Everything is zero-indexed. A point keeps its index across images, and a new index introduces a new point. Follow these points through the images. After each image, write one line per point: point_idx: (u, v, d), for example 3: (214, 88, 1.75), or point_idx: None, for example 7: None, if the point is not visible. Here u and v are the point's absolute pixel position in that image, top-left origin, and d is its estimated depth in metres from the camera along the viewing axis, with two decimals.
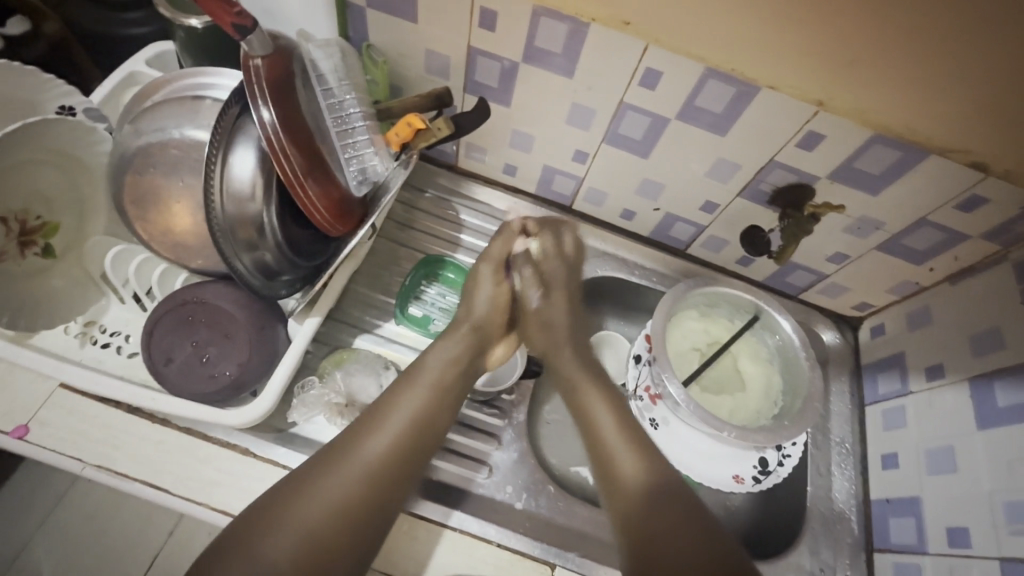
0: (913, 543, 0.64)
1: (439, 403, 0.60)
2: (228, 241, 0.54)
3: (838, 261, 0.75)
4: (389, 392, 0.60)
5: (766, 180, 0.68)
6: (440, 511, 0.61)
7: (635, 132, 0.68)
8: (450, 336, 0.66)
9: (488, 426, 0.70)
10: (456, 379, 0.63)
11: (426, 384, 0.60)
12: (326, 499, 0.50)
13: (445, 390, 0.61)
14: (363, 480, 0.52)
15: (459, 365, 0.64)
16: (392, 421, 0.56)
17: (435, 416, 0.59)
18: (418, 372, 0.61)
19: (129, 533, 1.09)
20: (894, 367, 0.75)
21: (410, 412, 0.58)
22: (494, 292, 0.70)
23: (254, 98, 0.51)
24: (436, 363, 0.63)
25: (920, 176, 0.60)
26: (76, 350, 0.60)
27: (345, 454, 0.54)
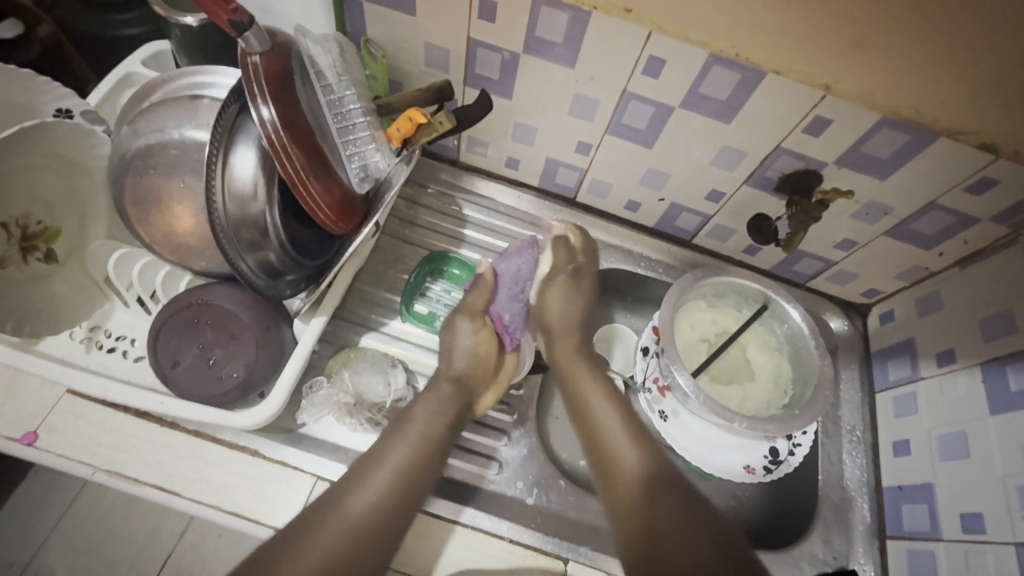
0: (926, 530, 0.64)
1: (429, 453, 0.58)
2: (231, 242, 0.53)
3: (846, 248, 0.75)
4: (378, 445, 0.58)
5: (772, 167, 0.67)
6: (456, 510, 0.61)
7: (638, 122, 0.67)
8: (436, 388, 0.64)
9: (497, 422, 0.70)
10: (444, 431, 0.61)
11: (414, 437, 0.59)
12: (310, 560, 0.48)
13: (433, 439, 0.59)
14: (350, 535, 0.50)
15: (443, 418, 0.62)
16: (382, 473, 0.55)
17: (430, 461, 0.58)
18: (407, 423, 0.60)
19: (141, 535, 1.09)
20: (903, 353, 0.75)
21: (400, 464, 0.56)
22: (474, 342, 0.67)
23: (253, 95, 0.50)
24: (425, 414, 0.61)
25: (929, 159, 0.59)
26: (82, 356, 0.60)
27: (334, 509, 0.52)
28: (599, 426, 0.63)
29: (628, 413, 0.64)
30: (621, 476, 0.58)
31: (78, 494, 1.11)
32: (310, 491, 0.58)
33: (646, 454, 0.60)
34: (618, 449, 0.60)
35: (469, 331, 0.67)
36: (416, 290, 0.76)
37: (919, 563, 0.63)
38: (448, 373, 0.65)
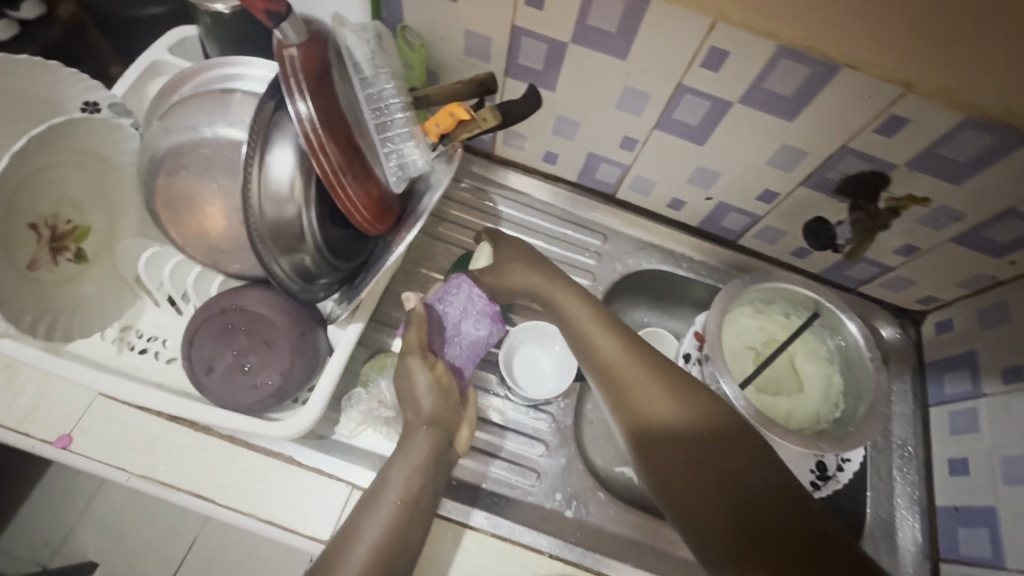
0: (986, 556, 0.60)
1: (411, 521, 0.51)
2: (267, 245, 0.51)
3: (906, 253, 0.70)
4: (353, 519, 0.51)
5: (835, 168, 0.62)
6: (466, 512, 0.60)
7: (691, 117, 0.63)
8: (414, 438, 0.57)
9: (532, 429, 0.68)
10: (425, 491, 0.54)
11: (392, 505, 0.51)
12: None
13: (416, 502, 0.53)
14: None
15: (426, 470, 0.55)
16: (358, 554, 0.48)
17: (413, 528, 0.51)
18: (383, 489, 0.53)
19: (169, 519, 1.10)
20: (962, 366, 0.71)
21: (379, 540, 0.49)
22: (433, 376, 0.60)
23: (291, 90, 0.47)
24: (401, 475, 0.54)
25: (1013, 163, 0.54)
26: (114, 357, 0.59)
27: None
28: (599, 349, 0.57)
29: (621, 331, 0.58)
30: (634, 411, 0.53)
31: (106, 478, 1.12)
32: (347, 500, 0.57)
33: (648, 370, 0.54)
34: (646, 399, 0.52)
35: (427, 366, 0.60)
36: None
37: None
38: (416, 418, 0.58)
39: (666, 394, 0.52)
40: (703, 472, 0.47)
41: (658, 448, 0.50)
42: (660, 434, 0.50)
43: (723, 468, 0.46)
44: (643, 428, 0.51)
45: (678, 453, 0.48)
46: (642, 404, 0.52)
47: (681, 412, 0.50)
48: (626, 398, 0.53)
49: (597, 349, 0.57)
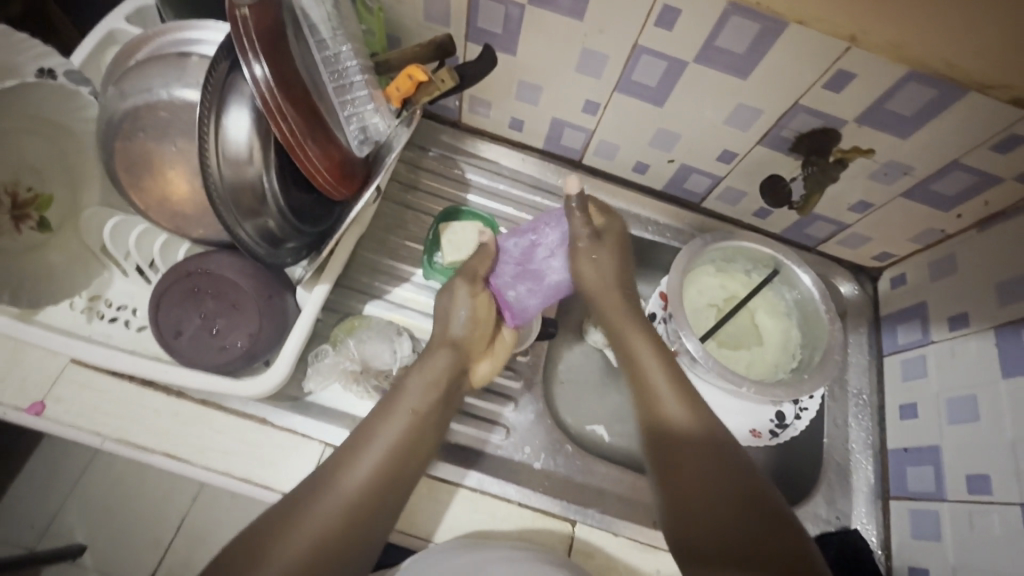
0: (931, 491, 0.64)
1: (422, 429, 0.57)
2: (229, 209, 0.52)
3: (861, 210, 0.73)
4: (371, 418, 0.57)
5: (788, 126, 0.64)
6: (463, 474, 0.61)
7: (650, 78, 0.64)
8: (434, 355, 0.62)
9: (508, 389, 0.70)
10: (438, 406, 0.59)
11: (407, 414, 0.57)
12: (296, 545, 0.48)
13: (429, 416, 0.58)
14: (344, 516, 0.51)
15: (444, 386, 0.60)
16: (375, 450, 0.54)
17: (421, 438, 0.57)
18: (399, 397, 0.58)
19: (155, 496, 1.12)
20: (914, 317, 0.74)
21: (392, 441, 0.55)
22: (473, 306, 0.65)
23: (244, 52, 0.48)
24: (418, 387, 0.59)
25: (955, 116, 0.57)
26: (84, 326, 0.59)
27: (322, 487, 0.52)
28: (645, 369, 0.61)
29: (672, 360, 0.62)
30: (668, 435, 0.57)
31: (91, 460, 1.13)
32: (320, 457, 0.59)
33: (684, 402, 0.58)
34: (669, 411, 0.58)
35: (468, 294, 0.65)
36: (436, 242, 0.74)
37: (922, 523, 0.64)
38: (447, 339, 0.63)
39: (687, 410, 0.58)
40: (716, 491, 0.52)
41: (669, 463, 0.56)
42: (680, 451, 0.56)
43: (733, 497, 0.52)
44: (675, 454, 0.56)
45: (699, 472, 0.54)
46: (671, 419, 0.57)
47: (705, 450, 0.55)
48: (651, 407, 0.59)
49: (638, 365, 0.62)
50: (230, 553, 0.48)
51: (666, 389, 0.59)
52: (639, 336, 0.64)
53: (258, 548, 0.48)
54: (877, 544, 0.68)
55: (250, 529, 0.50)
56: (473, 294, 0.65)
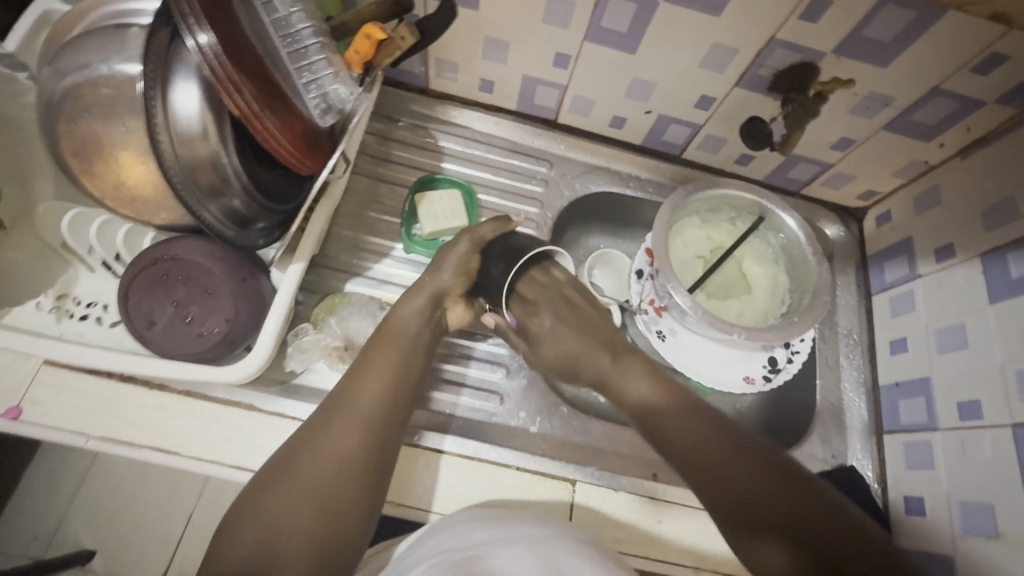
0: (923, 422, 0.65)
1: (415, 350, 0.60)
2: (189, 190, 0.50)
3: (843, 147, 0.71)
4: (367, 350, 0.59)
5: (765, 64, 0.62)
6: (441, 440, 0.61)
7: (620, 23, 0.61)
8: (416, 288, 0.63)
9: (473, 351, 0.70)
10: (427, 332, 0.62)
11: (400, 338, 0.60)
12: (318, 469, 0.50)
13: (418, 341, 0.61)
14: (358, 435, 0.52)
15: (426, 315, 0.62)
16: (374, 377, 0.56)
17: (416, 358, 0.60)
18: (390, 326, 0.60)
19: (156, 500, 1.11)
20: (900, 253, 0.73)
21: (392, 364, 0.58)
22: (462, 258, 0.65)
23: (183, 19, 0.44)
24: (406, 317, 0.61)
25: (935, 38, 0.55)
26: (53, 326, 0.57)
27: (334, 414, 0.53)
28: (626, 388, 0.59)
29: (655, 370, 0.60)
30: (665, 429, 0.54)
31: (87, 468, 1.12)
32: None
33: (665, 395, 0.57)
34: (647, 403, 0.57)
35: (462, 253, 0.65)
36: (415, 214, 0.72)
37: (915, 454, 0.65)
38: (433, 284, 0.63)
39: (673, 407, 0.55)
40: (746, 473, 0.49)
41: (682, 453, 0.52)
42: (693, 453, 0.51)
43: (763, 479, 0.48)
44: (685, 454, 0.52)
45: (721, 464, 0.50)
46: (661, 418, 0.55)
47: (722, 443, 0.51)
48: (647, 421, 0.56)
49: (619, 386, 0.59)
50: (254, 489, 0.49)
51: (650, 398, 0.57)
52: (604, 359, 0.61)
53: (281, 474, 0.50)
54: (874, 478, 0.69)
55: (271, 462, 0.51)
56: (468, 253, 0.65)
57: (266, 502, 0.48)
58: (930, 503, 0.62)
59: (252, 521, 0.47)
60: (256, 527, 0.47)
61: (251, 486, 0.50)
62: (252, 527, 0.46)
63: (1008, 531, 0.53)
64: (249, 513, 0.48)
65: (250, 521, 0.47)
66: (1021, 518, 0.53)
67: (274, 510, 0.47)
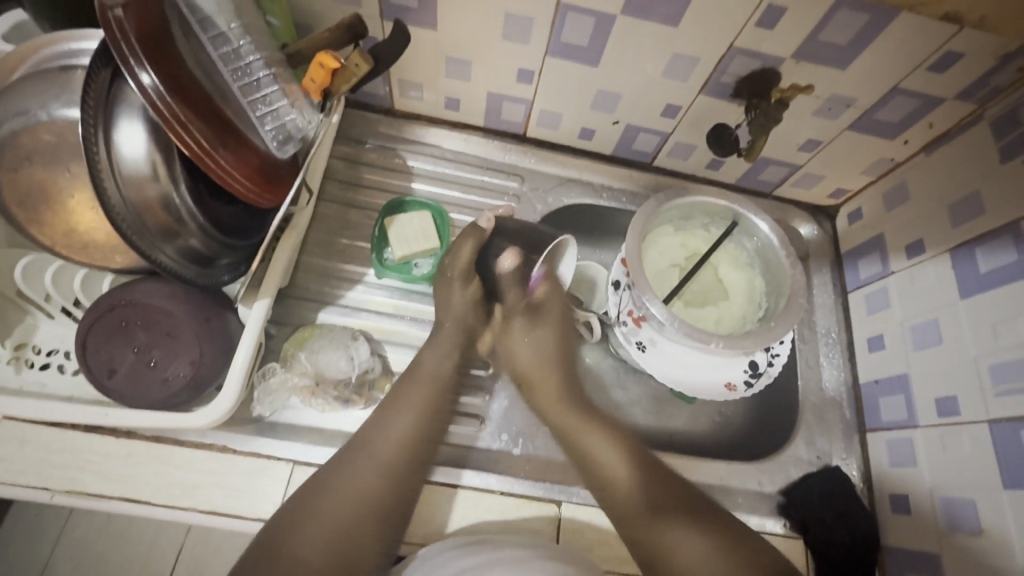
0: (903, 419, 0.65)
1: (444, 395, 0.62)
2: (140, 233, 0.48)
3: (810, 148, 0.71)
4: (394, 390, 0.61)
5: (727, 71, 0.62)
6: (435, 471, 0.60)
7: (580, 37, 0.61)
8: (444, 330, 0.65)
9: (490, 381, 0.69)
10: (453, 373, 0.64)
11: (429, 380, 0.62)
12: (343, 515, 0.51)
13: (445, 382, 0.63)
14: (385, 479, 0.54)
15: (453, 357, 0.65)
16: (402, 420, 0.58)
17: (443, 399, 0.62)
18: (419, 368, 0.62)
19: (132, 564, 0.93)
20: (873, 250, 0.74)
21: (421, 405, 0.60)
22: (472, 262, 0.65)
23: (125, 60, 0.43)
24: (436, 359, 0.63)
25: (890, 40, 0.55)
26: (12, 378, 0.55)
27: (363, 456, 0.55)
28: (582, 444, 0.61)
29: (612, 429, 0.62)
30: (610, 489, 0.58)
31: (59, 538, 0.94)
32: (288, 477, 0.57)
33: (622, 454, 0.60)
34: (604, 460, 0.60)
35: (470, 255, 0.64)
36: (385, 239, 0.71)
37: (898, 452, 0.65)
38: (455, 321, 0.66)
39: (641, 483, 0.57)
40: (679, 534, 0.54)
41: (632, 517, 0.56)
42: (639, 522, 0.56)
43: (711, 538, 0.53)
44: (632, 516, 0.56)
45: (671, 535, 0.54)
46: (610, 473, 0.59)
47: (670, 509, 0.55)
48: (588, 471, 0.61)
49: (584, 445, 0.61)
50: (269, 532, 0.49)
51: (620, 470, 0.58)
52: (581, 420, 0.63)
53: (306, 516, 0.50)
54: (859, 476, 0.69)
55: (290, 503, 0.52)
56: (477, 257, 0.65)
57: (286, 543, 0.48)
58: (915, 500, 0.62)
59: (269, 559, 0.47)
60: (275, 567, 0.47)
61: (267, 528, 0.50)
62: (269, 567, 0.47)
63: (991, 527, 0.54)
64: (265, 554, 0.48)
65: (268, 561, 0.47)
66: (1003, 514, 0.53)
67: (296, 551, 0.48)
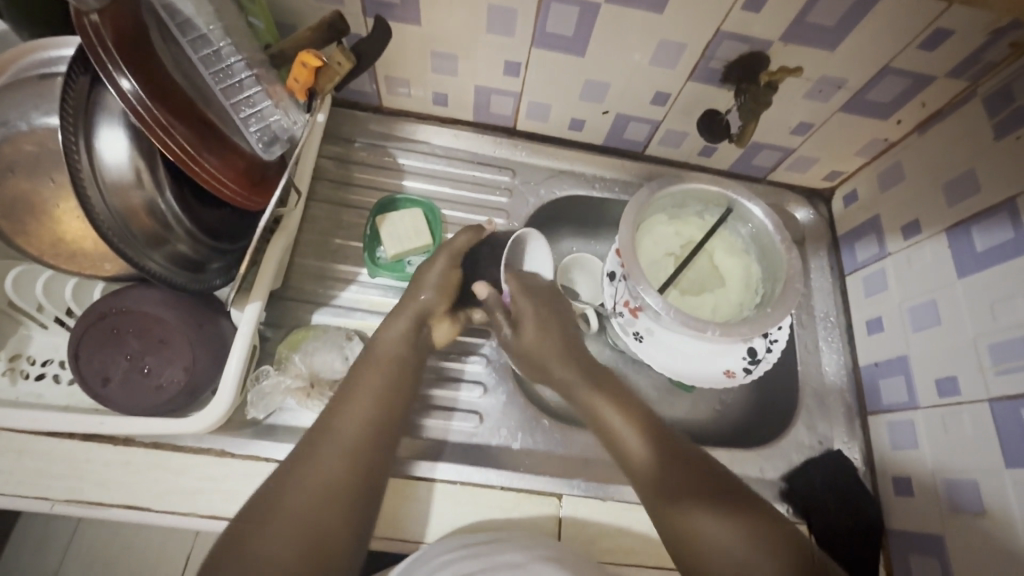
0: (904, 401, 0.65)
1: (401, 376, 0.60)
2: (127, 241, 0.48)
3: (802, 132, 0.71)
4: (349, 377, 0.59)
5: (715, 56, 0.61)
6: (434, 468, 0.60)
7: (565, 27, 0.60)
8: (398, 311, 0.63)
9: (467, 373, 0.69)
10: (411, 354, 0.62)
11: (383, 362, 0.60)
12: (299, 506, 0.49)
13: (405, 368, 0.60)
14: (342, 462, 0.52)
15: (411, 338, 0.62)
16: (357, 406, 0.56)
17: (403, 383, 0.60)
18: (374, 352, 0.61)
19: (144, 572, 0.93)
20: (869, 232, 0.73)
21: (378, 390, 0.58)
22: (444, 274, 0.65)
23: (103, 66, 0.43)
24: (389, 340, 0.62)
25: (879, 18, 0.54)
26: (9, 389, 0.56)
27: (319, 444, 0.53)
28: (613, 430, 0.59)
29: (641, 415, 0.60)
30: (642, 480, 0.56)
31: (69, 546, 0.95)
32: None
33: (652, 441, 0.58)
34: (633, 446, 0.58)
35: (444, 266, 0.65)
36: (377, 237, 0.71)
37: (899, 434, 0.65)
38: (415, 306, 0.63)
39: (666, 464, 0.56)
40: (712, 526, 0.51)
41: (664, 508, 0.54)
42: (664, 502, 0.54)
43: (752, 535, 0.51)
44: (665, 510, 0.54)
45: (695, 517, 0.52)
46: (642, 464, 0.57)
47: (709, 509, 0.52)
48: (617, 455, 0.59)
49: (607, 428, 0.60)
50: (232, 530, 0.47)
51: (652, 460, 0.57)
52: (597, 394, 0.62)
53: (266, 508, 0.48)
54: (861, 460, 0.68)
55: (250, 502, 0.50)
56: (451, 268, 0.66)
57: (245, 539, 0.46)
58: (917, 482, 0.62)
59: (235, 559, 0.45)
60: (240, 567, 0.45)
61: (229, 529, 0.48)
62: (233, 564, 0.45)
63: (994, 506, 0.53)
64: (224, 553, 0.46)
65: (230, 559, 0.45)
66: (1006, 494, 0.52)
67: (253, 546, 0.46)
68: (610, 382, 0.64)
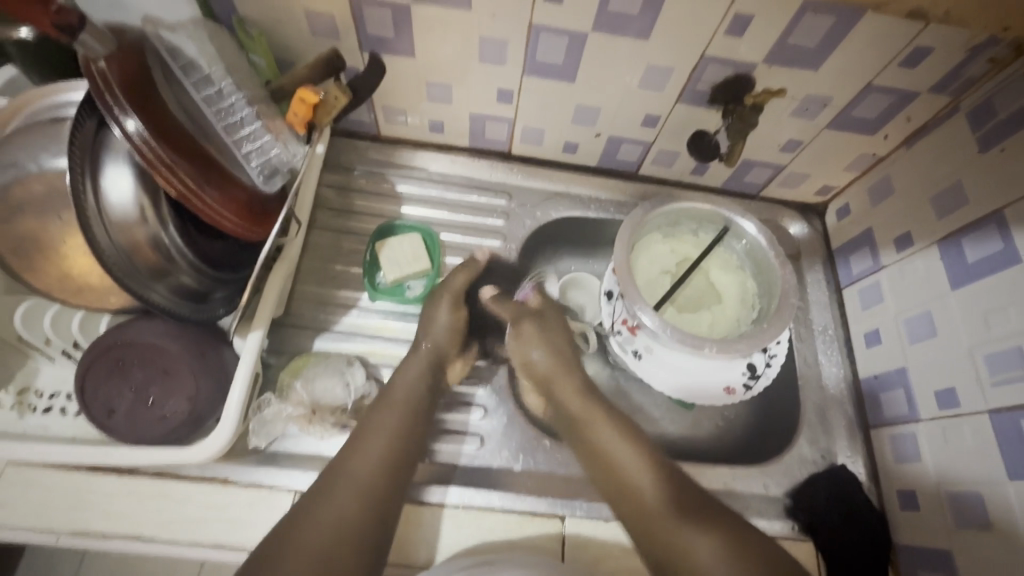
0: (905, 414, 0.64)
1: (418, 414, 0.61)
2: (132, 275, 0.49)
3: (792, 148, 0.72)
4: (368, 416, 0.60)
5: (701, 79, 0.63)
6: (438, 492, 0.60)
7: (555, 55, 0.62)
8: (416, 354, 0.65)
9: (470, 397, 0.69)
10: (427, 392, 0.63)
11: (401, 400, 0.61)
12: (313, 540, 0.49)
13: (417, 404, 0.62)
14: (356, 502, 0.53)
15: (425, 378, 0.64)
16: (374, 443, 0.57)
17: (418, 422, 0.61)
18: (390, 391, 0.62)
19: None
20: (862, 245, 0.74)
21: (394, 429, 0.59)
22: (451, 317, 0.68)
23: (109, 108, 0.44)
24: (406, 381, 0.63)
25: (858, 39, 0.56)
26: (15, 423, 0.58)
27: (337, 482, 0.54)
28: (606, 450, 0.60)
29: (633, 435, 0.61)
30: (635, 497, 0.56)
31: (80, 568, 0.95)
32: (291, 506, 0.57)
33: (640, 454, 0.59)
34: (624, 462, 0.59)
35: (448, 310, 0.69)
36: (377, 263, 0.73)
37: (902, 447, 0.64)
38: (429, 348, 0.65)
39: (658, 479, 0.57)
40: (700, 535, 0.52)
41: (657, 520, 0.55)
42: (667, 526, 0.54)
43: (740, 535, 0.52)
44: (658, 521, 0.54)
45: (698, 540, 0.52)
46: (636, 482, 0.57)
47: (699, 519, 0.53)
48: (611, 473, 0.59)
49: (601, 449, 0.61)
50: (250, 559, 0.48)
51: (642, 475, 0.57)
52: (591, 415, 0.63)
53: (285, 538, 0.49)
54: (866, 474, 0.68)
55: (270, 533, 0.50)
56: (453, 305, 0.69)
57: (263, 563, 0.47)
58: (923, 496, 0.61)
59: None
60: None
61: (249, 558, 0.48)
62: None
63: (999, 518, 0.53)
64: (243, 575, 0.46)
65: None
66: (1009, 504, 0.52)
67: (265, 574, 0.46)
68: (610, 413, 0.64)
